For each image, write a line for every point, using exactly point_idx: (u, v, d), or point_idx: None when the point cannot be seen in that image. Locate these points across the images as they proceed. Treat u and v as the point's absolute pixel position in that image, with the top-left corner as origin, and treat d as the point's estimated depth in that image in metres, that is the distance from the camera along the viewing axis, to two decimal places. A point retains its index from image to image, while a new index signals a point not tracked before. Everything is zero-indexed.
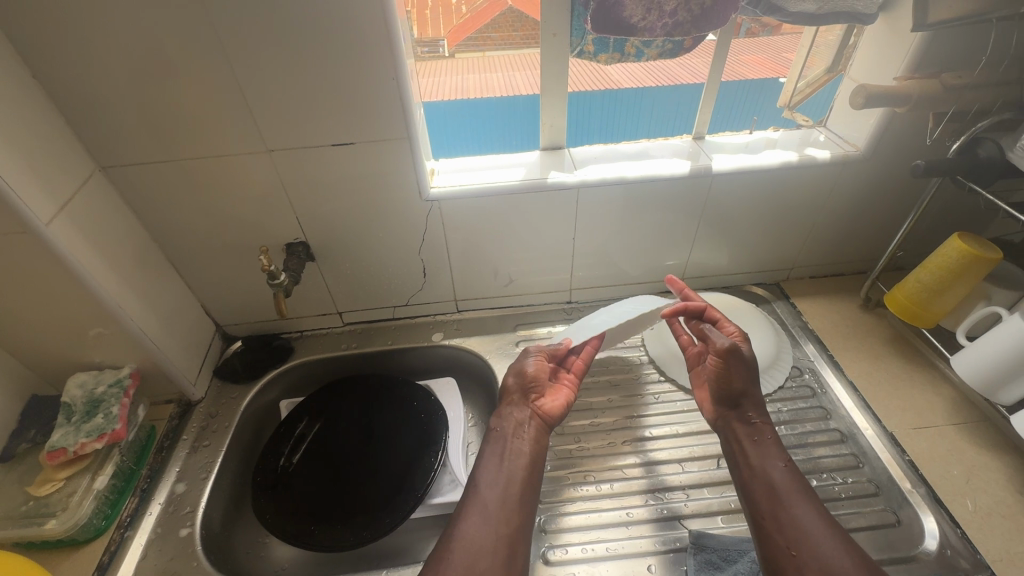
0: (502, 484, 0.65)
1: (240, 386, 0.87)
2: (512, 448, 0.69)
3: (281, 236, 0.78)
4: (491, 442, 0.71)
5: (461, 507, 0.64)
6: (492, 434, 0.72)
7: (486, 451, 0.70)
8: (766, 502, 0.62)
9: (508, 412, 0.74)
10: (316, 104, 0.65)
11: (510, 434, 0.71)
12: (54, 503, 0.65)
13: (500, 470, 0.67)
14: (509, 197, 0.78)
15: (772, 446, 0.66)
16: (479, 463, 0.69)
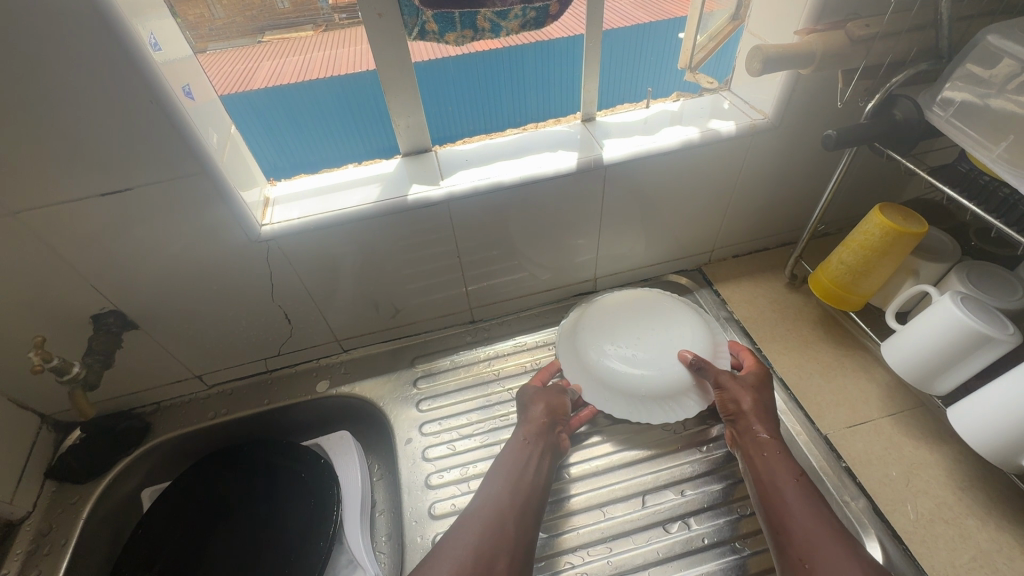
0: (519, 497, 0.59)
1: (80, 488, 0.71)
2: (535, 465, 0.62)
3: (80, 309, 0.62)
4: (511, 451, 0.63)
5: (472, 509, 0.58)
6: (513, 443, 0.64)
7: (504, 460, 0.62)
8: (789, 530, 0.53)
9: (531, 427, 0.65)
10: (56, 148, 0.48)
11: (537, 453, 0.63)
12: None
13: (513, 469, 0.61)
14: (365, 224, 0.64)
15: (782, 462, 0.58)
16: (493, 472, 0.62)
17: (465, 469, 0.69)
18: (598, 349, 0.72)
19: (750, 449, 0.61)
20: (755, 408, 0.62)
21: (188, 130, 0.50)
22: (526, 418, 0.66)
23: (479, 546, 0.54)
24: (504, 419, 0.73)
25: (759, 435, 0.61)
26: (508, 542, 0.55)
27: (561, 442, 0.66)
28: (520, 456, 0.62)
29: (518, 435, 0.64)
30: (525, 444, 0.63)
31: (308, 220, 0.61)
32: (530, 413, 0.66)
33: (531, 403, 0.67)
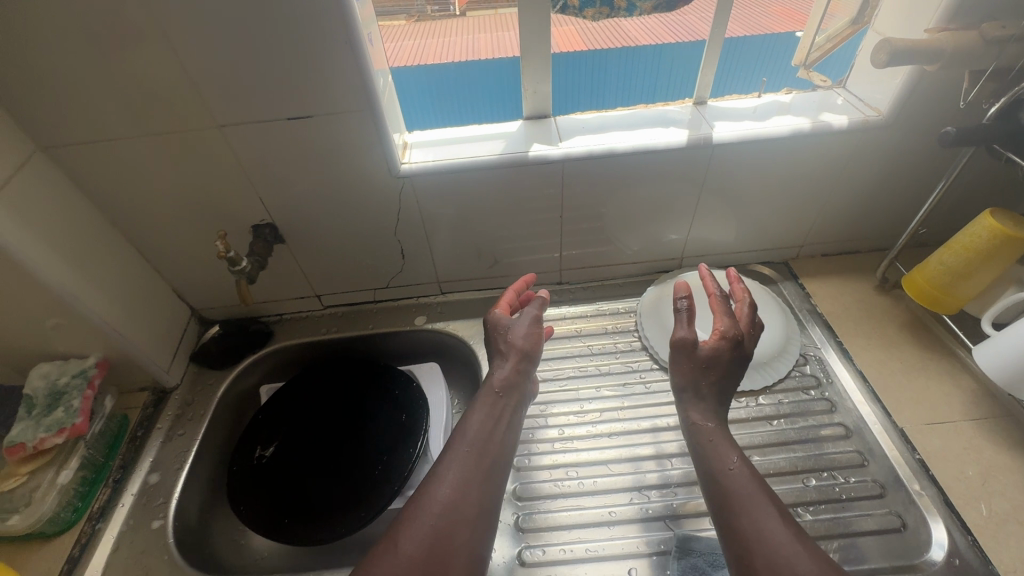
0: (485, 457, 0.60)
1: (217, 373, 0.84)
2: (502, 424, 0.63)
3: (246, 218, 0.73)
4: (480, 403, 0.64)
5: (438, 468, 0.57)
6: (484, 395, 0.65)
7: (475, 413, 0.63)
8: (734, 519, 0.51)
9: (501, 374, 0.67)
10: (263, 74, 0.58)
11: (506, 403, 0.65)
12: (18, 498, 0.61)
13: (483, 427, 0.62)
14: (489, 173, 0.71)
15: (726, 448, 0.57)
16: (460, 425, 0.62)
17: (543, 407, 0.75)
18: (680, 317, 0.78)
19: (698, 436, 0.59)
20: (693, 386, 0.61)
21: (364, 70, 0.59)
22: (501, 364, 0.68)
23: (450, 498, 0.55)
24: (582, 370, 0.79)
25: (694, 421, 0.60)
26: (468, 506, 0.55)
27: (524, 387, 0.68)
28: (489, 409, 0.64)
29: (490, 386, 0.66)
30: (494, 396, 0.65)
31: (440, 163, 0.70)
32: (507, 357, 0.68)
33: (512, 342, 0.69)
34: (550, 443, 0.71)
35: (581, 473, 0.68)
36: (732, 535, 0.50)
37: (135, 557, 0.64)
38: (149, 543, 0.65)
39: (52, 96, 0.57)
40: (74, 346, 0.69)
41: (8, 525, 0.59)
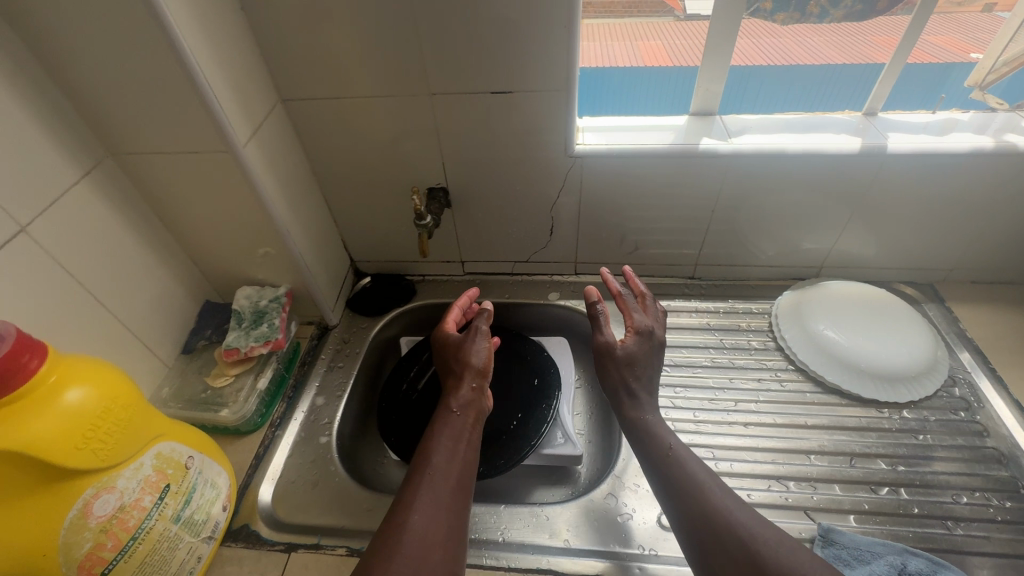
0: (454, 477, 0.60)
1: (368, 319, 0.93)
2: (465, 444, 0.64)
3: (424, 180, 0.81)
4: (447, 425, 0.65)
5: (409, 498, 0.56)
6: (443, 416, 0.66)
7: (440, 436, 0.63)
8: (684, 494, 0.56)
9: (465, 396, 0.68)
10: (483, 51, 0.65)
11: (466, 422, 0.66)
12: (224, 395, 0.71)
13: (454, 451, 0.62)
14: (656, 161, 0.75)
15: (663, 428, 0.64)
16: (430, 445, 0.62)
17: (674, 390, 0.77)
18: (824, 323, 0.78)
19: (636, 407, 0.66)
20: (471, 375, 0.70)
21: (572, 54, 0.65)
22: (463, 385, 0.69)
23: (427, 524, 0.54)
24: (716, 360, 0.81)
25: (643, 411, 0.65)
26: (443, 532, 0.54)
27: (484, 405, 0.70)
28: (447, 427, 0.65)
29: (449, 408, 0.67)
30: (455, 415, 0.66)
31: (613, 146, 0.75)
32: (469, 376, 0.70)
33: (469, 362, 0.70)
34: (686, 431, 0.72)
35: (716, 454, 0.70)
36: (683, 507, 0.55)
37: (308, 465, 0.72)
38: (318, 454, 0.74)
39: (304, 55, 0.67)
40: (271, 275, 0.79)
41: (219, 415, 0.69)
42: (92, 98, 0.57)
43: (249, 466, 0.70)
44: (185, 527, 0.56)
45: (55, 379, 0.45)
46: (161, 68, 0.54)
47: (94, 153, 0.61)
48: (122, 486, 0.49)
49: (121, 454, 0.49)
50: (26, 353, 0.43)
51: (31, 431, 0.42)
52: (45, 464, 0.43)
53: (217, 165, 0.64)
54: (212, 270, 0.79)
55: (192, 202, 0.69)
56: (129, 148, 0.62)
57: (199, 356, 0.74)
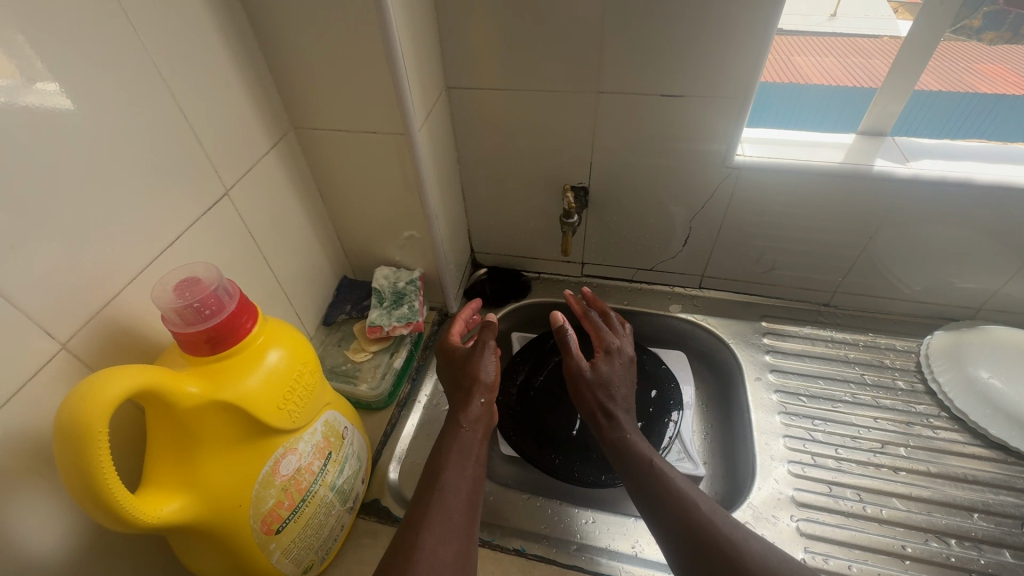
0: (456, 497, 0.57)
1: (485, 310, 0.93)
2: (472, 461, 0.61)
3: (567, 178, 0.80)
4: (454, 442, 0.62)
5: (414, 518, 0.54)
6: (453, 433, 0.63)
7: (447, 453, 0.61)
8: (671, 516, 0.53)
9: (473, 411, 0.65)
10: (665, 51, 0.64)
11: (475, 437, 0.63)
12: (363, 370, 0.73)
13: (462, 473, 0.59)
14: (822, 179, 0.71)
15: (634, 434, 0.62)
16: (437, 460, 0.60)
17: (813, 422, 0.73)
18: (985, 369, 0.72)
19: (607, 430, 0.63)
20: (487, 390, 0.67)
21: (755, 61, 0.62)
22: (473, 400, 0.65)
23: (430, 546, 0.52)
24: (857, 397, 0.76)
25: (619, 420, 0.64)
26: (446, 554, 0.52)
27: (491, 420, 0.67)
28: (456, 443, 0.62)
29: (460, 425, 0.64)
30: (465, 431, 0.63)
31: (776, 161, 0.71)
32: (478, 392, 0.66)
33: (477, 376, 0.67)
34: (827, 466, 0.68)
35: (864, 497, 0.65)
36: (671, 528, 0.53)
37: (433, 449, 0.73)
38: None
39: (480, 45, 0.68)
40: (408, 258, 0.80)
41: (359, 389, 0.71)
42: (292, 72, 0.60)
43: (379, 441, 0.71)
44: (337, 495, 0.57)
45: (263, 339, 0.47)
46: (365, 48, 0.56)
47: (281, 125, 0.64)
48: (301, 449, 0.50)
49: (305, 418, 0.50)
50: (246, 313, 0.45)
51: (246, 387, 0.44)
52: (253, 419, 0.44)
53: (390, 146, 0.65)
54: (354, 246, 0.81)
55: (353, 179, 0.71)
56: (312, 123, 0.65)
57: (338, 329, 0.77)
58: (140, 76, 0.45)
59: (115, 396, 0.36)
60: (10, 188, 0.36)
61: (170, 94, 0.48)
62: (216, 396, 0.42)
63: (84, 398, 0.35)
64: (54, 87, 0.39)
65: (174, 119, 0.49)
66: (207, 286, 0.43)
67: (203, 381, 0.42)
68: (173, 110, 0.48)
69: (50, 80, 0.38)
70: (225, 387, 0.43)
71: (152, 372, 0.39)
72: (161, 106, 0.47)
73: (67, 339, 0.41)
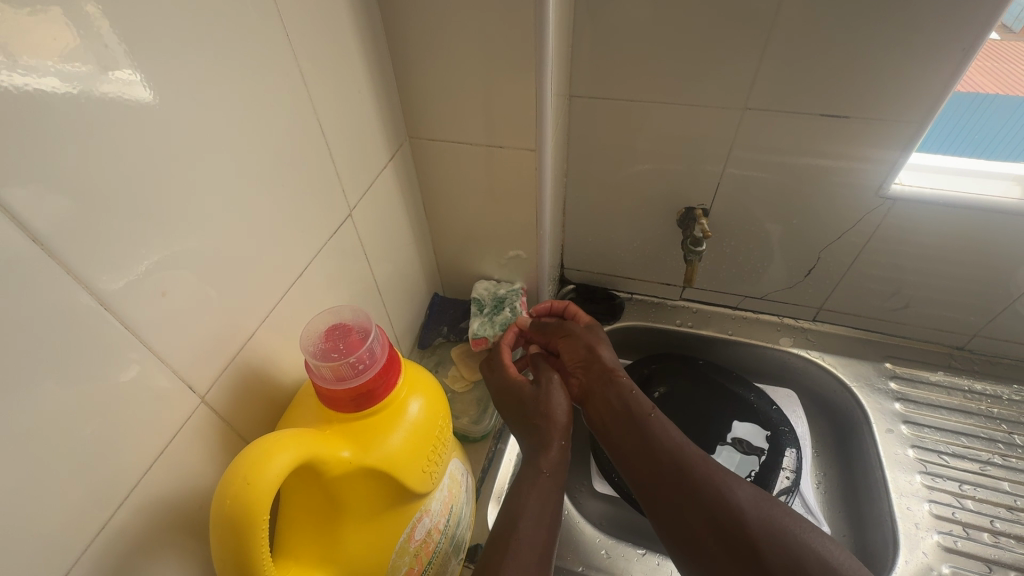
0: (537, 550, 0.50)
1: None
2: (552, 507, 0.53)
3: (686, 198, 0.73)
4: (532, 489, 0.53)
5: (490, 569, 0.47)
6: (530, 479, 0.54)
7: (524, 499, 0.53)
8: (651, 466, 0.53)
9: (553, 456, 0.55)
10: (832, 67, 0.56)
11: (555, 484, 0.54)
12: (464, 401, 0.68)
13: (541, 521, 0.51)
14: (993, 216, 0.63)
15: (620, 376, 0.59)
16: (513, 509, 0.52)
17: (960, 486, 0.66)
18: None
19: (590, 382, 0.60)
20: (561, 428, 0.56)
21: (936, 81, 0.55)
22: (551, 443, 0.55)
23: None
24: (1006, 459, 0.68)
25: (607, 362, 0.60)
26: None
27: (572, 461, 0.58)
28: (532, 489, 0.53)
29: (538, 470, 0.54)
30: (544, 476, 0.54)
31: (940, 193, 0.63)
32: (555, 434, 0.56)
33: (552, 415, 0.56)
34: (983, 539, 0.62)
35: None
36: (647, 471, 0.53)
37: None
38: None
39: (614, 51, 0.62)
40: (508, 277, 0.74)
41: (460, 422, 0.66)
42: (417, 77, 0.55)
43: (478, 479, 0.65)
44: (454, 549, 0.52)
45: (405, 392, 0.41)
46: (505, 54, 0.50)
47: (398, 135, 0.59)
48: (433, 509, 0.45)
49: (439, 476, 0.45)
50: (393, 365, 0.40)
51: (393, 449, 0.39)
52: (399, 486, 0.39)
53: (513, 161, 0.59)
54: (449, 262, 0.75)
55: (463, 194, 0.65)
56: (428, 133, 0.60)
57: (434, 353, 0.72)
58: (284, 87, 0.40)
59: (277, 474, 0.31)
60: (162, 221, 0.32)
61: (308, 107, 0.43)
62: (365, 463, 0.37)
63: (247, 479, 0.30)
64: (126, 80, 0.29)
65: (310, 134, 0.44)
66: (359, 337, 0.38)
67: (351, 443, 0.37)
68: (310, 125, 0.44)
69: (123, 70, 0.28)
70: (371, 450, 0.37)
71: (304, 441, 0.34)
72: (301, 119, 0.43)
73: (205, 390, 0.36)
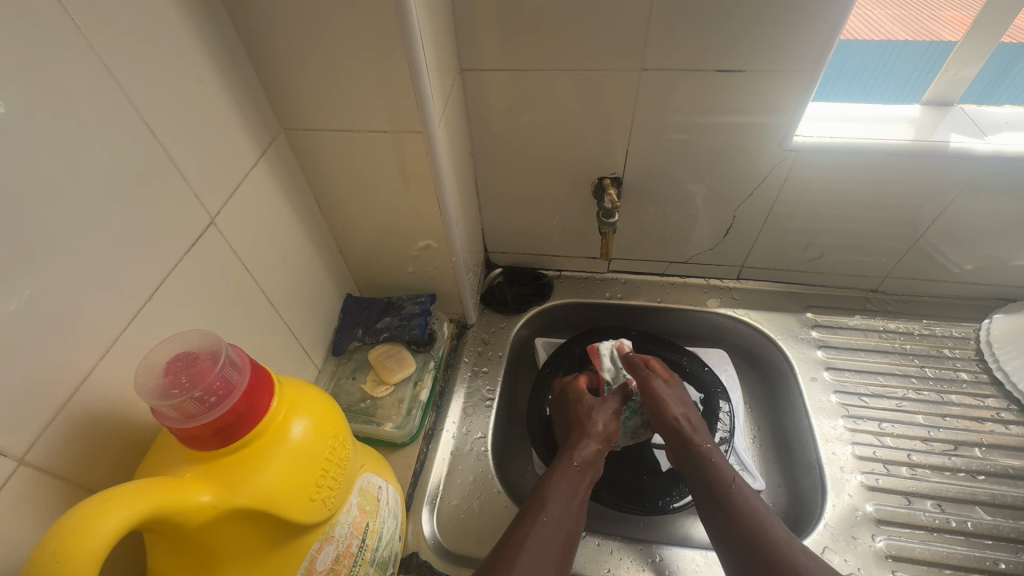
0: (559, 533, 0.53)
1: (506, 317, 0.84)
2: (575, 506, 0.56)
3: (599, 168, 0.71)
4: (561, 480, 0.58)
5: (515, 538, 0.51)
6: (566, 470, 0.59)
7: (553, 487, 0.56)
8: (732, 531, 0.54)
9: (586, 453, 0.61)
10: (723, 18, 0.54)
11: (581, 477, 0.59)
12: (386, 406, 0.64)
13: (566, 511, 0.55)
14: (889, 160, 0.64)
15: (699, 438, 0.61)
16: (541, 499, 0.55)
17: (880, 425, 0.68)
18: None
19: (676, 448, 0.62)
20: (607, 435, 0.63)
21: (824, 26, 0.54)
22: (586, 442, 0.62)
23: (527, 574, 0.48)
24: (920, 393, 0.71)
25: (678, 418, 0.63)
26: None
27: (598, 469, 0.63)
28: (563, 478, 0.58)
29: (572, 461, 0.60)
30: (574, 467, 0.59)
31: (841, 140, 0.63)
32: (594, 438, 0.62)
33: (598, 423, 0.64)
34: (903, 474, 0.64)
35: (946, 508, 0.61)
36: (729, 538, 0.54)
37: (469, 486, 0.65)
38: (476, 473, 0.67)
39: (504, 16, 0.57)
40: (423, 270, 0.70)
41: (382, 429, 0.62)
42: (279, 61, 0.49)
43: (409, 484, 0.63)
44: (378, 568, 0.49)
45: (284, 415, 0.37)
46: (368, 26, 0.45)
47: (269, 127, 0.53)
48: (338, 535, 0.42)
49: (339, 499, 0.41)
50: (261, 388, 0.35)
51: (269, 484, 0.34)
52: (283, 521, 0.35)
53: (402, 145, 0.54)
54: (357, 259, 0.70)
55: (357, 186, 0.60)
56: (305, 123, 0.54)
57: (351, 358, 0.68)
58: (89, 85, 0.34)
59: (110, 535, 0.27)
60: None
61: (132, 108, 0.37)
62: (233, 504, 0.33)
63: (62, 552, 0.25)
64: None
65: (142, 139, 0.38)
66: (208, 364, 0.34)
67: (215, 485, 0.33)
68: (140, 128, 0.38)
69: None
70: (240, 489, 0.33)
71: (150, 494, 0.29)
72: (123, 123, 0.36)
73: (24, 450, 0.31)
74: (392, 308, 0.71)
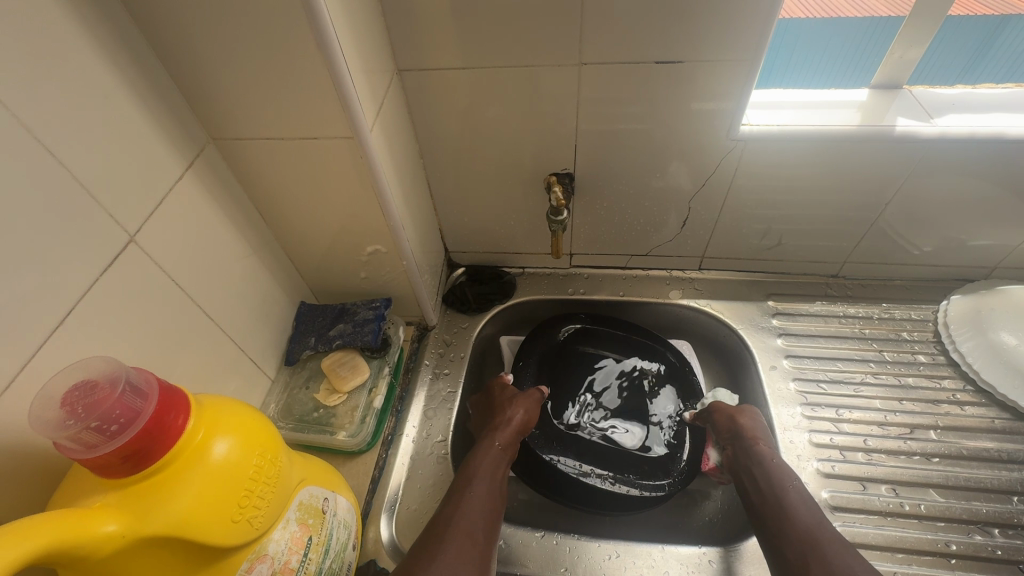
0: (488, 506, 0.56)
1: (468, 317, 0.83)
2: (500, 480, 0.59)
3: (550, 165, 0.70)
4: (486, 458, 0.60)
5: (446, 514, 0.53)
6: (490, 450, 0.62)
7: (478, 465, 0.59)
8: (783, 528, 0.53)
9: (508, 435, 0.64)
10: (656, 9, 0.53)
11: (507, 457, 0.62)
12: (340, 415, 0.64)
13: (491, 486, 0.58)
14: (836, 146, 0.63)
15: (761, 442, 0.62)
16: (471, 471, 0.59)
17: (838, 411, 0.69)
18: (1017, 335, 0.68)
19: (735, 451, 0.63)
20: (524, 420, 0.66)
21: (759, 15, 0.53)
22: (507, 428, 0.64)
23: (459, 539, 0.51)
24: (877, 377, 0.71)
25: (746, 425, 0.64)
26: (474, 547, 0.51)
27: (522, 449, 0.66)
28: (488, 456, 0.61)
29: (494, 442, 0.63)
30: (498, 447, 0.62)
31: (788, 128, 0.62)
32: (514, 423, 0.65)
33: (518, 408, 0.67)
34: (859, 459, 0.65)
35: (900, 492, 0.62)
36: (778, 539, 0.53)
37: (428, 490, 0.65)
38: (436, 476, 0.66)
39: (435, 14, 0.56)
40: (375, 275, 0.70)
41: (336, 438, 0.63)
42: (195, 71, 0.47)
43: (368, 491, 0.63)
44: None
45: (203, 435, 0.36)
46: (282, 35, 0.44)
47: (195, 140, 0.52)
48: (274, 552, 0.41)
49: (270, 518, 0.40)
50: (170, 410, 0.35)
51: (186, 509, 0.34)
52: (203, 545, 0.35)
53: (336, 152, 0.53)
54: (309, 266, 0.69)
55: (296, 193, 0.59)
56: (233, 132, 0.53)
57: (304, 367, 0.67)
58: None
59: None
60: None
61: (26, 129, 0.36)
62: (144, 532, 0.32)
63: None
64: None
65: (39, 160, 0.37)
66: (108, 391, 0.33)
67: (123, 514, 0.32)
68: (35, 150, 0.37)
69: None
70: (152, 516, 0.33)
71: (44, 530, 0.29)
72: (14, 145, 0.35)
73: None
74: (346, 314, 0.70)
